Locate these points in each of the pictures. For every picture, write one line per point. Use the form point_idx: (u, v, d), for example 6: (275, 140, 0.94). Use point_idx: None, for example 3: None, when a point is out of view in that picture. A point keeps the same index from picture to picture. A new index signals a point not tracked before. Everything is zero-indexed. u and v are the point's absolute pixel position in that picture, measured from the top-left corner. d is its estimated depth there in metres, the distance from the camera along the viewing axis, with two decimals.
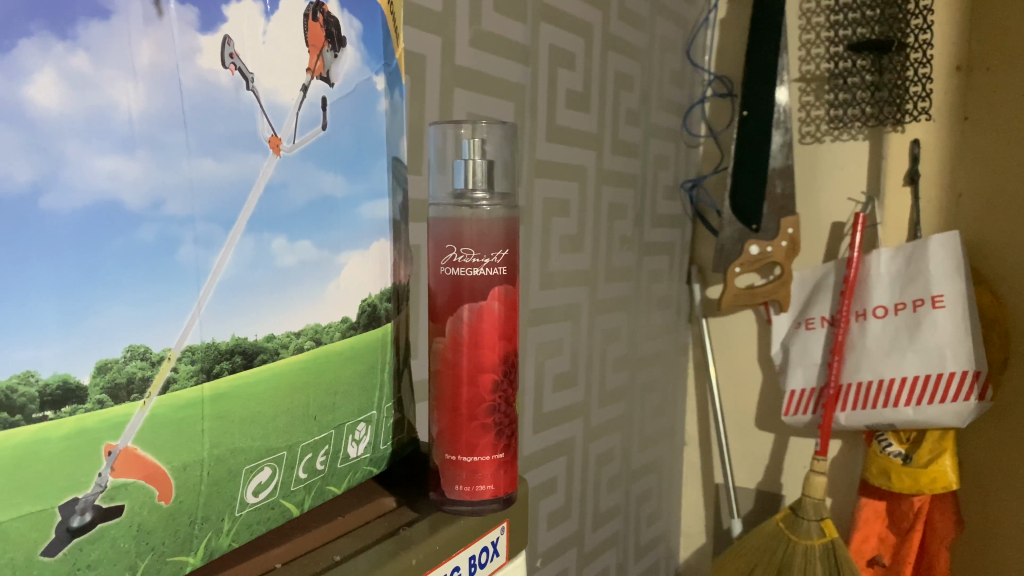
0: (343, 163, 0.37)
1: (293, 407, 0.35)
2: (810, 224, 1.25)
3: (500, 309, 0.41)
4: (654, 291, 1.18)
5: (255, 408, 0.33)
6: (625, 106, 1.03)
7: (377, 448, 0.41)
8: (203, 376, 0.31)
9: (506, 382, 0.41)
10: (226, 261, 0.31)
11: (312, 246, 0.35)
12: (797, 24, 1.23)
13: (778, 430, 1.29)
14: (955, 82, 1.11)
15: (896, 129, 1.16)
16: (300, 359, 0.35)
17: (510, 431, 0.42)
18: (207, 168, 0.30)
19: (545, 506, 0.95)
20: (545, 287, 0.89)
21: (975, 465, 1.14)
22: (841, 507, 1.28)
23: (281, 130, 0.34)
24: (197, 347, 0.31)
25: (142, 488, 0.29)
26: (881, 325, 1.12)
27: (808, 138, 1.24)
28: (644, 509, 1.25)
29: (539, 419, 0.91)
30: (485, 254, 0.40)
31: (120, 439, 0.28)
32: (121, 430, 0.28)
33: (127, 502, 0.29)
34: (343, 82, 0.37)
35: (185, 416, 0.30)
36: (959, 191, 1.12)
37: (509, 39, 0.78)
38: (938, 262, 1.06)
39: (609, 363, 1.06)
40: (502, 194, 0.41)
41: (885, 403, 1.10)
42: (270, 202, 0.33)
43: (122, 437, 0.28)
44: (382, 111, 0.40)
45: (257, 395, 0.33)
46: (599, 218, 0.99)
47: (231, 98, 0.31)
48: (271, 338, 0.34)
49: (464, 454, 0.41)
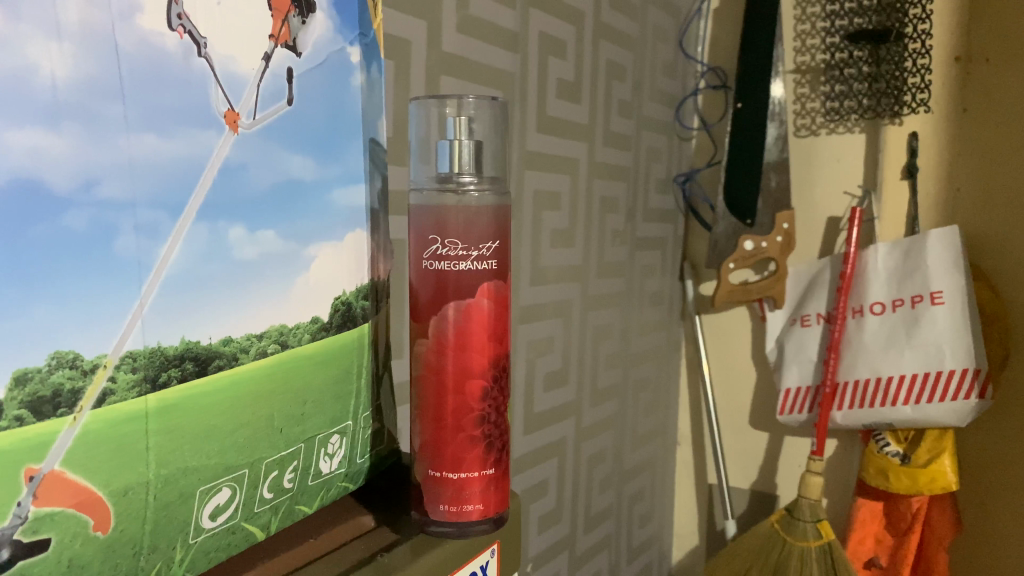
0: (312, 144, 0.33)
1: (256, 420, 0.31)
2: (805, 218, 1.21)
3: (490, 307, 0.37)
4: (646, 287, 1.14)
5: (211, 422, 0.29)
6: (618, 97, 0.99)
7: (354, 462, 0.37)
8: (147, 387, 0.27)
9: (497, 389, 0.37)
10: (175, 253, 0.27)
11: (277, 237, 0.31)
12: (792, 14, 1.18)
13: (773, 429, 1.26)
14: (953, 73, 1.07)
15: (894, 121, 1.12)
16: (263, 365, 0.31)
17: (500, 443, 0.38)
18: (151, 145, 0.26)
19: (536, 509, 0.91)
20: (536, 282, 0.85)
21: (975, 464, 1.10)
22: (837, 507, 1.25)
23: (239, 104, 0.29)
24: (139, 353, 0.26)
25: (67, 521, 0.25)
26: (879, 322, 1.08)
27: (804, 131, 1.20)
28: (637, 510, 1.21)
29: (529, 419, 0.87)
30: (472, 246, 0.36)
31: (44, 462, 0.24)
32: (46, 450, 0.24)
33: (54, 535, 0.25)
34: (312, 53, 0.33)
35: (126, 433, 0.26)
36: (958, 184, 1.08)
37: (497, 24, 0.73)
38: (937, 257, 1.03)
39: (601, 360, 1.02)
40: (492, 178, 0.37)
41: (882, 401, 1.06)
42: (227, 185, 0.29)
43: (47, 459, 0.24)
44: (357, 86, 0.36)
45: (213, 406, 0.29)
46: (590, 211, 0.95)
47: (178, 66, 0.27)
48: (229, 341, 0.30)
49: (449, 470, 0.37)
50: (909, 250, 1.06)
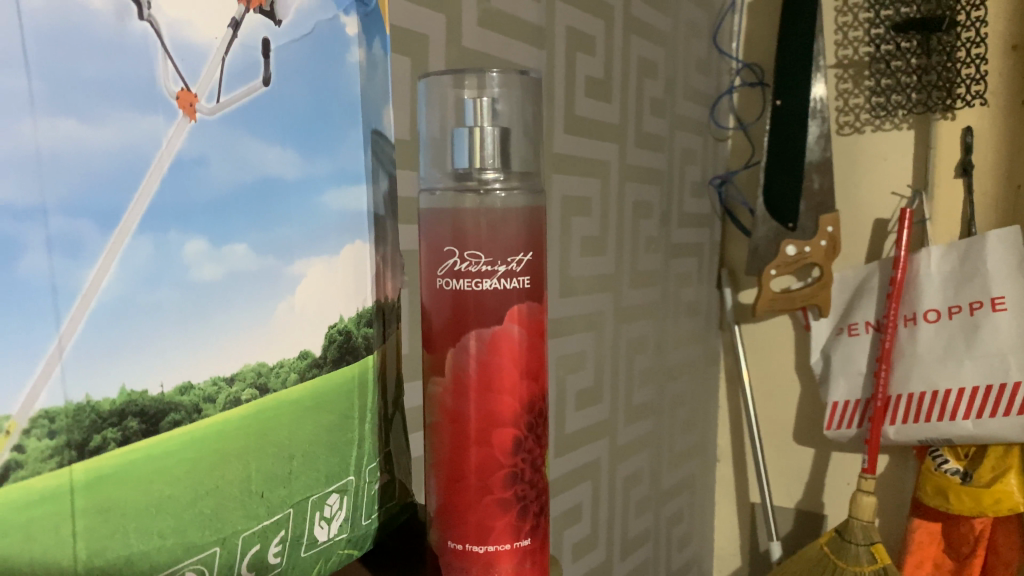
0: (295, 133, 0.27)
1: (228, 487, 0.24)
2: (847, 217, 1.03)
3: (521, 336, 0.30)
4: (682, 296, 1.06)
5: (166, 496, 0.23)
6: (649, 96, 0.92)
7: (357, 526, 0.30)
8: (72, 455, 0.20)
9: (531, 439, 0.31)
10: (108, 276, 0.21)
11: (249, 251, 0.25)
12: (831, 6, 1.00)
13: (819, 445, 1.12)
14: (1010, 64, 0.90)
15: (946, 116, 0.93)
16: (229, 417, 0.24)
17: (537, 506, 0.31)
18: (68, 133, 0.20)
19: (569, 537, 0.84)
20: (566, 294, 0.78)
21: None
22: (891, 528, 1.03)
23: (197, 83, 0.23)
24: (59, 410, 0.20)
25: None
26: (934, 330, 0.91)
27: (847, 128, 1.01)
28: (675, 534, 1.12)
29: (561, 440, 0.80)
30: (499, 260, 0.29)
31: None
32: None
33: None
34: (294, 21, 0.27)
35: (43, 516, 0.20)
36: (1019, 181, 0.90)
37: (521, 19, 0.67)
38: (997, 261, 0.87)
39: (636, 375, 0.95)
40: (522, 173, 0.31)
41: (939, 415, 0.89)
42: (179, 186, 0.23)
43: None
44: (355, 64, 0.30)
45: (170, 472, 0.23)
46: (622, 217, 0.88)
47: (108, 28, 0.21)
48: (189, 389, 0.23)
49: (474, 542, 0.30)
50: (966, 252, 0.89)
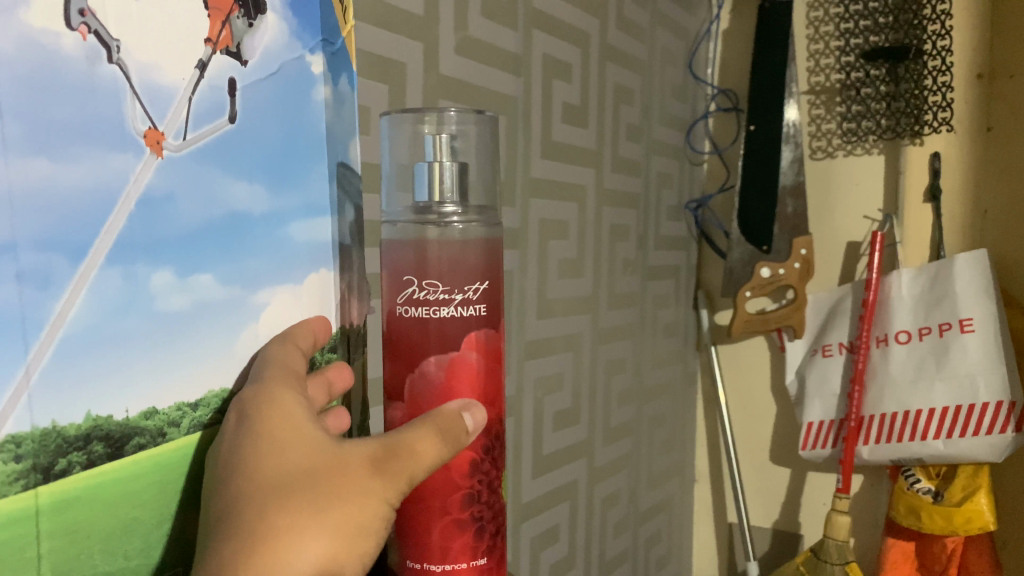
0: (264, 168, 0.30)
1: (174, 519, 0.28)
2: (821, 241, 1.04)
3: (478, 361, 0.34)
4: (660, 317, 1.07)
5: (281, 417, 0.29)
6: (626, 121, 0.94)
7: None
8: (37, 478, 0.23)
9: (487, 461, 0.35)
10: (75, 306, 0.24)
11: (216, 281, 0.28)
12: (804, 33, 1.01)
13: (795, 464, 1.13)
14: (975, 93, 0.91)
15: (915, 142, 0.95)
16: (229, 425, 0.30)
17: (493, 527, 0.35)
18: (38, 169, 0.23)
19: (547, 557, 0.84)
20: (543, 315, 0.79)
21: (1013, 507, 0.90)
22: (865, 547, 1.04)
23: (164, 122, 0.26)
24: (25, 436, 0.23)
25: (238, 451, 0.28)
26: (905, 352, 0.92)
27: (820, 153, 1.03)
28: (654, 554, 1.12)
29: (538, 461, 0.81)
30: (456, 289, 0.33)
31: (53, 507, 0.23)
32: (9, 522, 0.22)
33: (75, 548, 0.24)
34: (260, 61, 0.30)
35: (16, 533, 0.22)
36: (986, 206, 0.91)
37: (498, 46, 0.68)
38: (964, 284, 0.87)
39: (613, 396, 0.96)
40: (479, 207, 0.34)
41: (911, 435, 0.90)
42: (149, 218, 0.26)
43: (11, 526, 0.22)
44: (322, 99, 0.33)
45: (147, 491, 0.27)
46: (599, 240, 0.90)
47: (80, 74, 0.24)
48: (201, 403, 0.29)
49: (434, 561, 0.34)
50: (936, 275, 0.90)
